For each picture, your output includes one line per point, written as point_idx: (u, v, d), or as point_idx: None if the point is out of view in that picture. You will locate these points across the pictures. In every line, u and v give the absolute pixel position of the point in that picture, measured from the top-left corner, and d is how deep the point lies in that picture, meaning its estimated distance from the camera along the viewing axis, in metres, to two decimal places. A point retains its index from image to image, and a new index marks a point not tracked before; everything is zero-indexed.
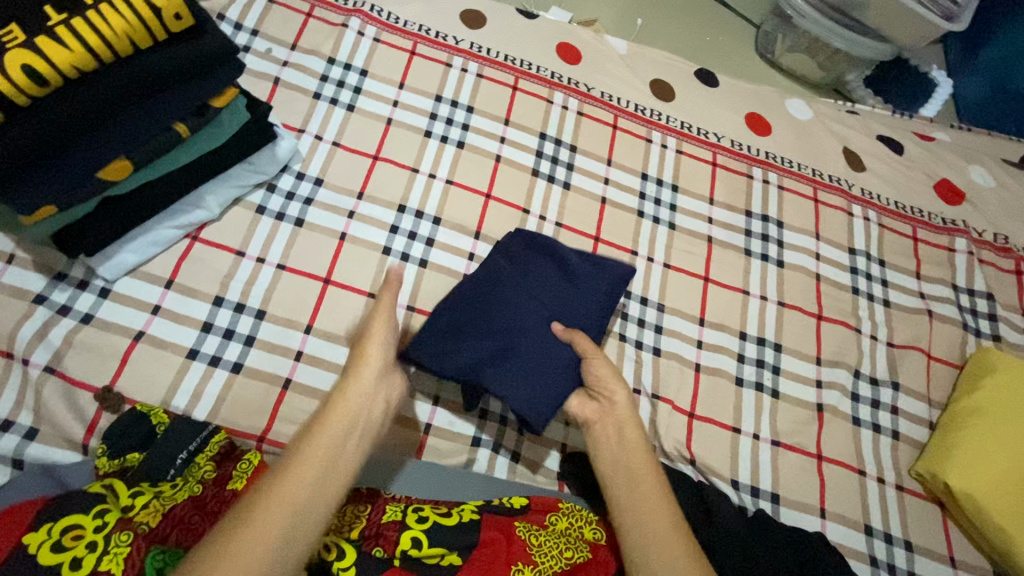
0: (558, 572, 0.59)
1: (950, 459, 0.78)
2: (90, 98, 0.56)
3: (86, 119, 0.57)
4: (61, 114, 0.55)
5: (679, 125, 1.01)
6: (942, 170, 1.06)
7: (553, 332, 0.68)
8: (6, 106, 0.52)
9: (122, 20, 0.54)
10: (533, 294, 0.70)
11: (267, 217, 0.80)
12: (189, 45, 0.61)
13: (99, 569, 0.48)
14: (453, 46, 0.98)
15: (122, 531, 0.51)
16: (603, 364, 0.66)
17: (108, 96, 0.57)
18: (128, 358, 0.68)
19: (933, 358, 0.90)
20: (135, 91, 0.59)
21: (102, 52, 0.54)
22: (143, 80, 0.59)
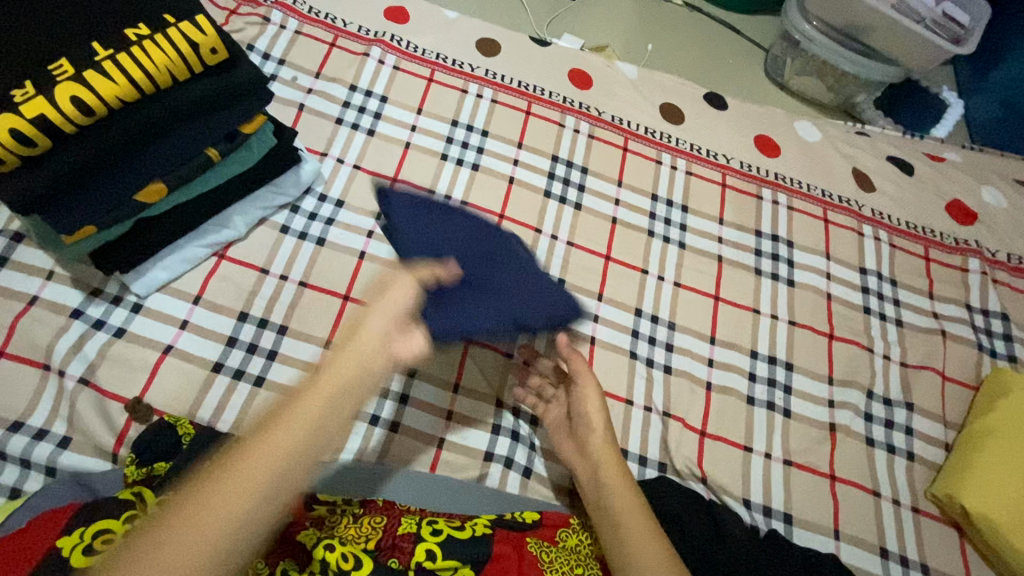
0: None
1: (966, 480, 0.77)
2: (130, 125, 0.60)
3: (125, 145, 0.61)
4: (105, 142, 0.59)
5: (689, 147, 1.03)
6: (953, 191, 1.06)
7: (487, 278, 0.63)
8: (56, 133, 0.56)
9: (162, 55, 0.59)
10: (489, 254, 0.66)
11: (290, 236, 0.83)
12: (221, 76, 0.65)
13: None
14: (469, 73, 1.02)
15: None
16: (589, 386, 0.72)
17: (147, 123, 0.61)
18: (156, 371, 0.72)
19: (948, 379, 0.89)
20: (173, 120, 0.63)
21: (143, 83, 0.59)
22: (181, 110, 0.63)
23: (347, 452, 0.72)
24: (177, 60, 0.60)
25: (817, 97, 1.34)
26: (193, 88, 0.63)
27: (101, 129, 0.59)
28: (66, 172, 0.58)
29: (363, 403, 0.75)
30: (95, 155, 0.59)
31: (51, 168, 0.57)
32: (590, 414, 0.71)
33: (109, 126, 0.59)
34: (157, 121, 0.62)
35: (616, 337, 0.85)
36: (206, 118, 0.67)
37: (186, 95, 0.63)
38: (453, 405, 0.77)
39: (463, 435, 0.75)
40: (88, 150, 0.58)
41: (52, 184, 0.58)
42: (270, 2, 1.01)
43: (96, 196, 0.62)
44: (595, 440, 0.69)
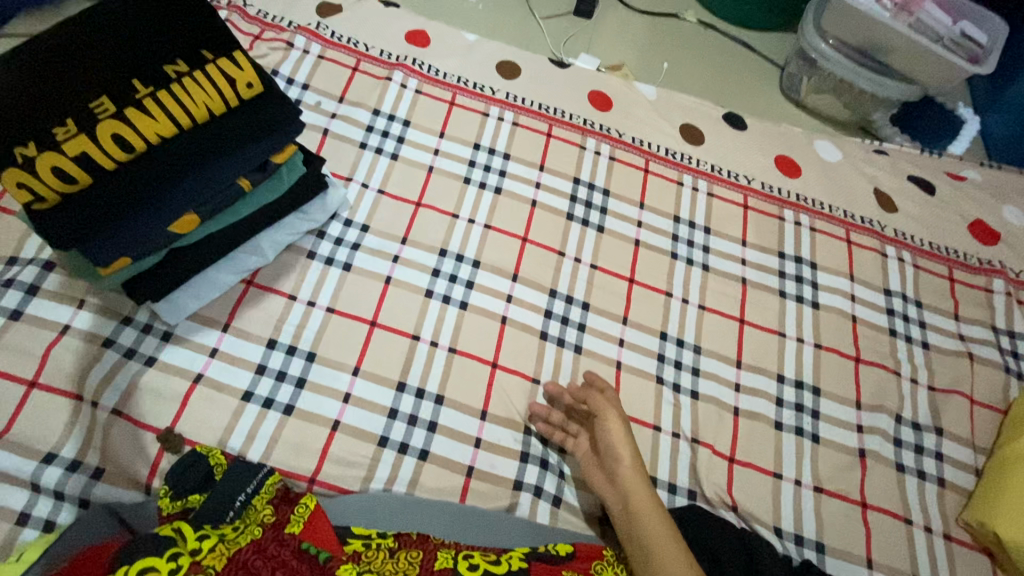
0: None
1: (997, 506, 0.76)
2: (169, 158, 0.61)
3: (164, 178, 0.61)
4: (146, 175, 0.60)
5: (710, 168, 1.03)
6: (975, 211, 1.06)
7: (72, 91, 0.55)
8: (97, 169, 0.57)
9: (202, 90, 0.60)
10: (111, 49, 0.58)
11: (317, 262, 0.84)
12: (256, 109, 0.66)
13: None
14: (490, 96, 1.03)
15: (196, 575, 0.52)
16: (615, 422, 0.71)
17: (185, 156, 0.62)
18: (188, 400, 0.72)
19: (976, 403, 0.88)
20: (210, 152, 0.63)
21: (182, 120, 0.60)
22: (219, 143, 0.64)
23: (377, 481, 0.72)
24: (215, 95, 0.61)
25: (833, 115, 1.34)
26: (230, 122, 0.64)
27: (139, 163, 0.60)
28: (106, 203, 0.59)
29: (391, 431, 0.75)
30: (134, 186, 0.60)
31: (92, 201, 0.58)
32: (620, 445, 0.70)
33: (147, 159, 0.60)
34: (195, 154, 0.63)
35: (641, 360, 0.85)
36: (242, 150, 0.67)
37: (223, 129, 0.64)
38: (481, 433, 0.76)
39: (492, 464, 0.75)
40: (127, 182, 0.59)
41: (93, 217, 0.58)
42: (293, 27, 1.02)
43: (136, 229, 0.62)
44: (619, 469, 0.69)
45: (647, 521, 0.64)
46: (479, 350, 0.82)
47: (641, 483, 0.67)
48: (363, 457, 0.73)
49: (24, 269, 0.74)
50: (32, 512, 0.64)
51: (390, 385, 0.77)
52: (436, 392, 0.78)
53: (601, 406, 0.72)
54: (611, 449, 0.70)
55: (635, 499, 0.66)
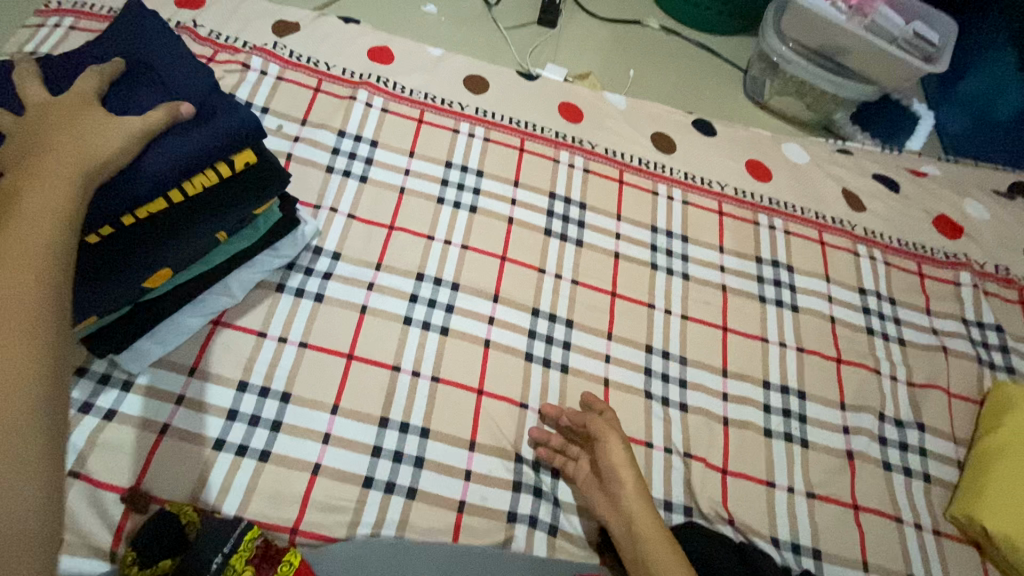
0: None
1: (984, 500, 0.78)
2: (157, 233, 0.61)
3: (146, 248, 0.61)
4: (129, 245, 0.60)
5: (683, 176, 1.03)
6: (938, 206, 1.09)
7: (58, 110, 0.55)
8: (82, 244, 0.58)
9: (201, 175, 0.61)
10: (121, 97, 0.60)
11: (287, 295, 0.80)
12: (252, 182, 0.66)
13: None
14: (459, 112, 1.00)
15: None
16: (618, 445, 0.69)
17: (169, 230, 0.62)
18: (154, 455, 0.67)
19: (953, 396, 0.90)
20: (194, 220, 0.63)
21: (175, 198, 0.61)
22: (206, 213, 0.63)
23: (364, 525, 0.69)
24: (211, 176, 0.62)
25: (796, 116, 1.36)
26: (225, 198, 0.64)
27: (129, 239, 0.60)
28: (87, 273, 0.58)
29: (376, 470, 0.71)
30: (112, 255, 0.60)
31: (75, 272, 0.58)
32: (623, 463, 0.68)
33: (135, 235, 0.61)
34: (179, 225, 0.62)
35: (629, 376, 0.84)
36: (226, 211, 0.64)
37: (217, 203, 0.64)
38: (471, 464, 0.74)
39: (484, 497, 0.72)
40: (111, 254, 0.60)
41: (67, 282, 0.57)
42: (248, 48, 0.97)
43: (107, 296, 0.59)
44: (624, 489, 0.67)
45: (655, 546, 0.63)
46: (463, 377, 0.79)
47: (645, 502, 0.66)
48: (347, 501, 0.69)
49: None
50: None
51: (372, 422, 0.74)
52: (421, 425, 0.75)
53: (602, 427, 0.71)
54: (618, 469, 0.68)
55: (639, 521, 0.65)
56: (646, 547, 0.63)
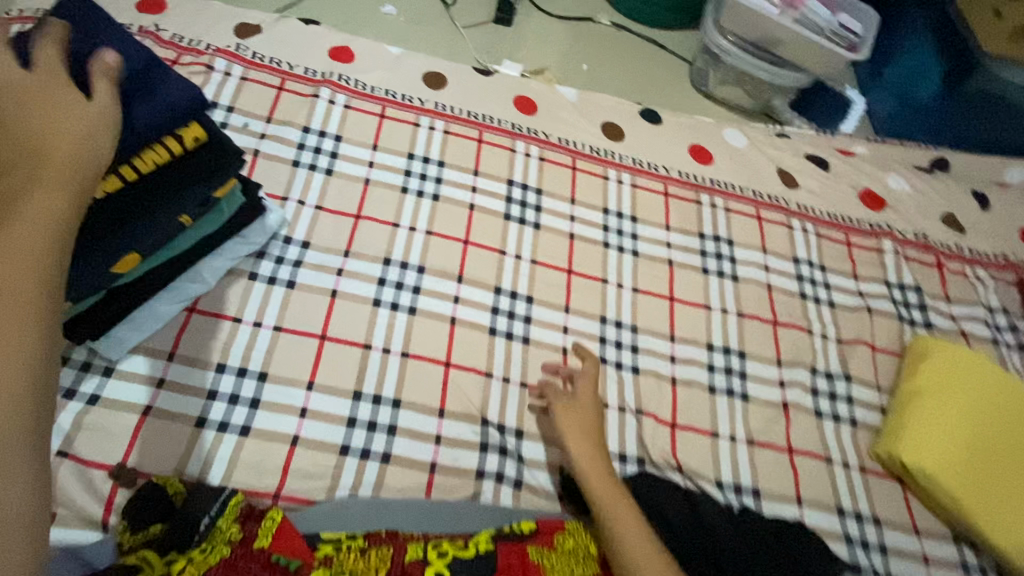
0: None
1: (902, 437, 0.87)
2: (116, 211, 0.65)
3: (111, 229, 0.65)
4: (94, 227, 0.64)
5: (632, 161, 1.11)
6: (864, 182, 1.19)
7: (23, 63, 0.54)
8: None
9: (151, 152, 0.65)
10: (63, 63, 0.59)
11: (260, 282, 0.84)
12: (202, 157, 0.69)
13: None
14: (419, 107, 1.06)
15: None
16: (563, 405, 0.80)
17: (128, 207, 0.65)
18: (138, 433, 0.71)
19: (877, 350, 1.00)
20: (151, 198, 0.66)
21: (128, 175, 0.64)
22: (161, 189, 0.67)
23: (342, 488, 0.74)
24: (163, 152, 0.66)
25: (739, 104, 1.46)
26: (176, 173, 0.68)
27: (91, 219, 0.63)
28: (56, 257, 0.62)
29: (352, 438, 0.77)
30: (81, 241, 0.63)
31: None
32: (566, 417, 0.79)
33: (96, 215, 0.64)
34: (136, 203, 0.66)
35: (585, 345, 0.92)
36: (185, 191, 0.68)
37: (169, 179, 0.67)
38: (441, 430, 0.80)
39: (454, 458, 0.78)
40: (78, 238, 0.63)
41: None
42: (212, 50, 1.01)
43: (73, 278, 0.63)
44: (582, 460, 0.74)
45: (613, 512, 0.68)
46: (430, 351, 0.85)
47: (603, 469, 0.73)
48: (325, 467, 0.74)
49: None
50: None
51: (346, 395, 0.79)
52: (393, 396, 0.81)
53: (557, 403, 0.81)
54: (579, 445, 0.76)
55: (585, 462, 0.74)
56: (606, 509, 0.68)
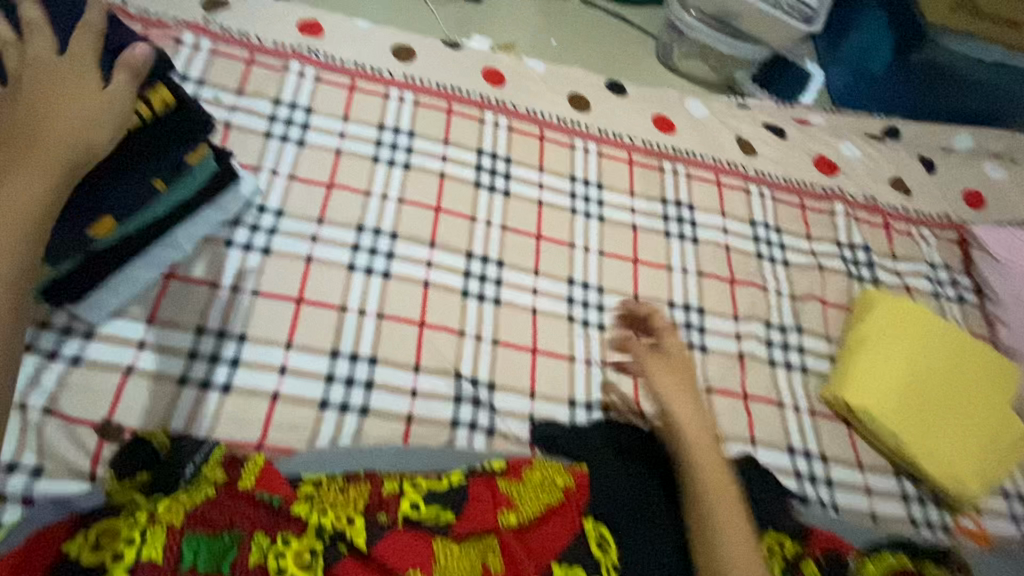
0: (539, 516, 0.66)
1: (847, 381, 0.94)
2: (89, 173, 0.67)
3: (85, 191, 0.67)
4: (70, 189, 0.66)
5: (597, 131, 1.15)
6: (819, 148, 1.25)
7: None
8: None
9: None
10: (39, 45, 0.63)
11: (235, 249, 0.87)
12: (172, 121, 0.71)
13: (140, 559, 0.55)
14: (389, 79, 1.08)
15: (154, 527, 0.57)
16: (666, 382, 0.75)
17: (101, 170, 0.68)
18: (122, 391, 0.74)
19: (828, 304, 1.06)
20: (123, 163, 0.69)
21: None
22: (134, 154, 0.70)
23: (323, 439, 0.78)
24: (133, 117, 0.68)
25: (704, 77, 1.51)
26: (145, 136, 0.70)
27: None
28: None
29: (331, 393, 0.81)
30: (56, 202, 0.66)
31: None
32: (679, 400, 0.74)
33: (71, 177, 0.66)
34: (112, 166, 0.68)
35: (554, 305, 0.96)
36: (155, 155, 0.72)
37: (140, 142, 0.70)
38: (416, 384, 0.84)
39: (430, 409, 0.83)
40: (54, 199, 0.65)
41: None
42: (179, 24, 1.02)
43: (49, 239, 0.66)
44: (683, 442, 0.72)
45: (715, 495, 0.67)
46: (405, 312, 0.89)
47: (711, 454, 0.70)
48: (305, 420, 0.78)
49: None
50: None
51: (324, 354, 0.83)
52: (370, 354, 0.84)
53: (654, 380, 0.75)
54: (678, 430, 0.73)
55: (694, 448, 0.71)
56: (711, 497, 0.67)
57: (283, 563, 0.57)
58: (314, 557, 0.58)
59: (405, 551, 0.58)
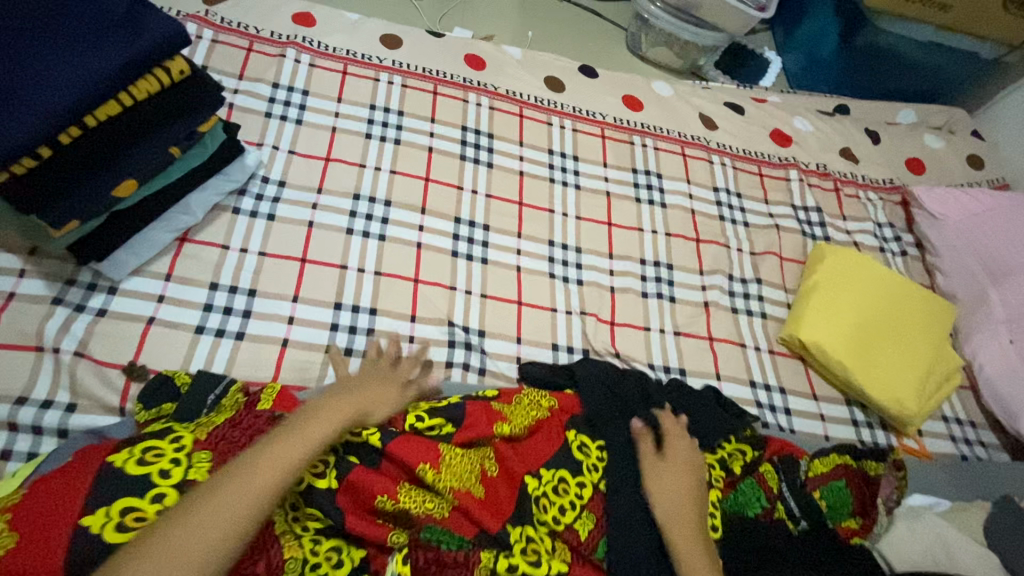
0: (525, 429, 0.72)
1: (802, 321, 1.04)
2: (113, 134, 0.73)
3: (109, 150, 0.74)
4: (95, 148, 0.72)
5: (572, 109, 1.25)
6: (774, 123, 1.37)
7: (40, 41, 0.66)
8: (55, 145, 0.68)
9: (145, 82, 0.73)
10: (66, 10, 0.68)
11: (243, 216, 0.95)
12: (186, 89, 0.79)
13: (189, 477, 0.61)
14: (378, 64, 1.17)
15: (201, 451, 0.64)
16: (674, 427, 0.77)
17: (124, 130, 0.74)
18: (145, 338, 0.81)
19: (785, 259, 1.17)
20: (142, 126, 0.76)
21: (125, 101, 0.72)
22: (152, 118, 0.76)
23: (330, 378, 0.87)
24: (154, 82, 0.74)
25: (670, 64, 1.61)
26: (163, 102, 0.77)
27: (91, 140, 0.71)
28: (64, 175, 0.70)
29: (336, 339, 0.89)
30: (83, 160, 0.72)
31: (55, 174, 0.70)
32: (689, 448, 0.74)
33: (97, 136, 0.72)
34: (132, 128, 0.75)
35: (536, 263, 1.05)
36: (172, 123, 0.79)
37: (158, 107, 0.76)
38: (413, 332, 0.93)
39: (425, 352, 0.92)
40: (81, 156, 0.71)
41: (52, 185, 0.70)
42: (182, 16, 1.10)
43: (79, 198, 0.72)
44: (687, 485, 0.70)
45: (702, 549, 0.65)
46: (400, 270, 0.98)
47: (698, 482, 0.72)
48: (313, 363, 0.87)
49: None
50: (13, 448, 0.72)
51: (328, 306, 0.91)
52: (369, 305, 0.93)
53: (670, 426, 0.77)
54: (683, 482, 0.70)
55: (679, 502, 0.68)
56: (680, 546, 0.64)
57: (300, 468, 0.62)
58: (328, 466, 0.63)
59: (413, 451, 0.64)
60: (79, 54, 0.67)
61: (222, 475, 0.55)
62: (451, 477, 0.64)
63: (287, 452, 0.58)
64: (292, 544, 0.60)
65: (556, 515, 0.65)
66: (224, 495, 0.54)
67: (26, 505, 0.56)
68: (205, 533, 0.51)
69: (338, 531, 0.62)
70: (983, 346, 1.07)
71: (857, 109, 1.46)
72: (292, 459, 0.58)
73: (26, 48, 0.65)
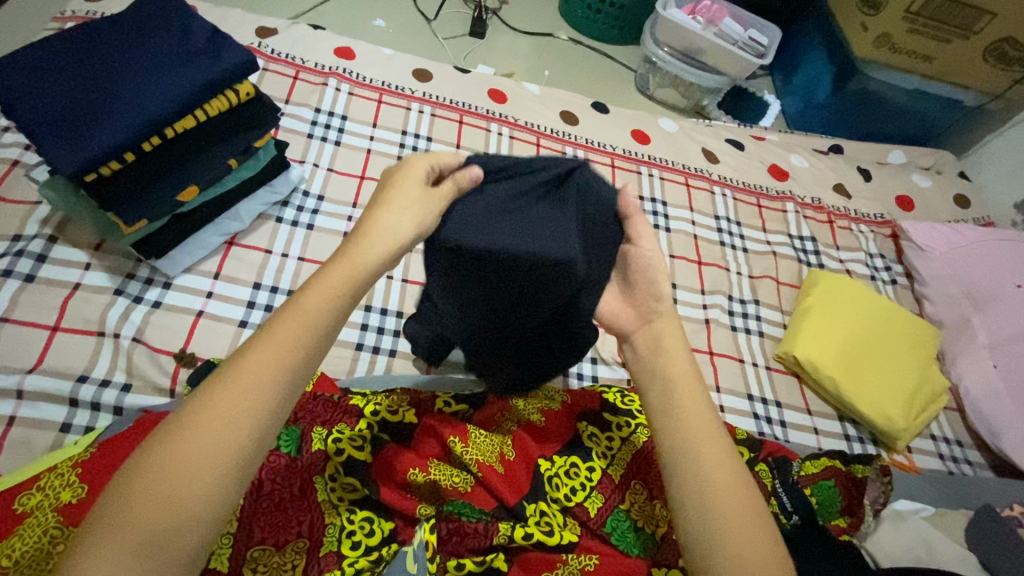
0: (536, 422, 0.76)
1: (798, 339, 1.12)
2: (187, 146, 0.84)
3: (180, 159, 0.84)
4: (169, 156, 0.82)
5: (584, 140, 1.35)
6: (771, 158, 1.46)
7: (131, 66, 0.78)
8: (139, 151, 0.79)
9: (218, 101, 0.84)
10: (157, 41, 0.81)
11: (285, 225, 1.04)
12: (249, 109, 0.90)
13: None
14: (410, 95, 1.28)
15: None
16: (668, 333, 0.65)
17: (195, 142, 0.85)
18: (194, 329, 0.91)
19: (781, 283, 1.26)
20: (210, 138, 0.86)
21: (201, 116, 0.83)
22: (219, 133, 0.87)
23: (360, 370, 0.95)
24: (226, 102, 0.85)
25: (675, 103, 1.73)
26: (229, 119, 0.88)
27: (167, 150, 0.82)
28: (141, 178, 0.80)
29: (365, 338, 0.97)
30: (158, 167, 0.82)
31: (134, 177, 0.80)
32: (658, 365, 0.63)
33: (173, 147, 0.83)
34: (201, 140, 0.85)
35: None
36: (234, 137, 0.89)
37: (224, 123, 0.87)
38: None
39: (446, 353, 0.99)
40: (157, 164, 0.81)
41: (130, 186, 0.80)
42: None
43: (151, 200, 0.82)
44: (670, 445, 0.58)
45: (732, 524, 0.52)
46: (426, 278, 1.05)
47: (702, 405, 0.60)
48: (345, 358, 0.95)
49: (29, 242, 0.89)
50: (72, 422, 0.80)
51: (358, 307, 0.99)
52: (397, 309, 1.01)
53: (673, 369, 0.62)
54: (690, 437, 0.57)
55: (699, 439, 0.57)
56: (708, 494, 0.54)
57: (341, 445, 0.69)
58: (364, 441, 0.70)
59: (441, 430, 0.72)
60: (167, 76, 0.79)
61: (216, 381, 0.48)
62: (475, 454, 0.70)
63: (281, 348, 0.50)
64: (331, 511, 0.67)
65: (567, 494, 0.71)
66: (208, 415, 0.46)
67: (95, 462, 0.65)
68: (194, 465, 0.45)
69: (370, 503, 0.68)
70: (968, 370, 1.14)
71: (850, 149, 1.57)
72: (291, 350, 0.50)
73: (123, 72, 0.77)
